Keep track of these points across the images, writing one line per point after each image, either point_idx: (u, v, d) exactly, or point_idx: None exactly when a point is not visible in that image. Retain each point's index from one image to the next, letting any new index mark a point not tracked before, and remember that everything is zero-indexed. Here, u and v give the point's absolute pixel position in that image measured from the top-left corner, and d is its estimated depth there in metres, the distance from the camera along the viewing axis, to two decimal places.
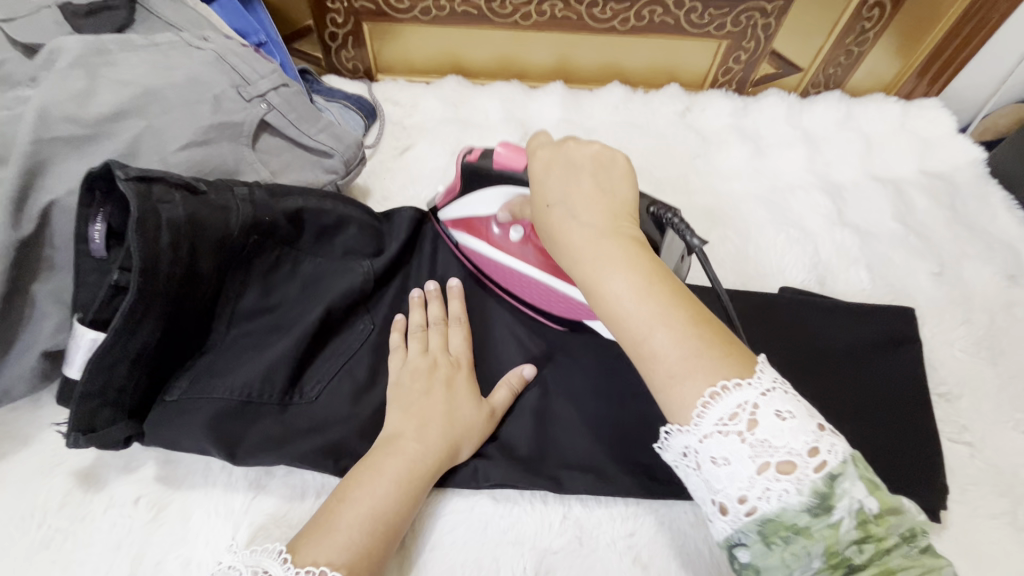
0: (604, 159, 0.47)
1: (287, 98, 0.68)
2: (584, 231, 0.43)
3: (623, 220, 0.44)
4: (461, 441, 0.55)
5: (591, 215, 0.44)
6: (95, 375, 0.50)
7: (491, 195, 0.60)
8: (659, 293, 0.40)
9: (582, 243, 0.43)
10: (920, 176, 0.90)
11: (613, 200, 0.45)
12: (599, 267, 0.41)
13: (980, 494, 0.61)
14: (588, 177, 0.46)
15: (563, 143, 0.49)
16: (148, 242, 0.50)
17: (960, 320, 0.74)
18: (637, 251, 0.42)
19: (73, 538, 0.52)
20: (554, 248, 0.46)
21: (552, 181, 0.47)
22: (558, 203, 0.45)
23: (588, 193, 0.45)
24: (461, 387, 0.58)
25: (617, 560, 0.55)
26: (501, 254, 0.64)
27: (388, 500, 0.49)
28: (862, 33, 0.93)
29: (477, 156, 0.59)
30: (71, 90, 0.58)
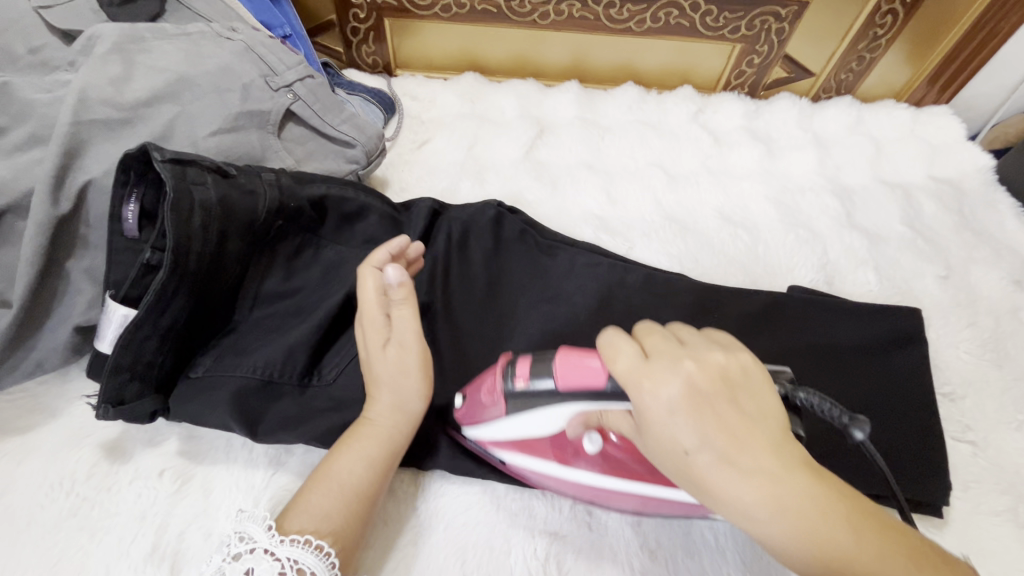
0: (724, 367, 0.38)
1: (312, 89, 0.70)
2: (777, 522, 0.34)
3: (784, 448, 0.36)
4: (397, 398, 0.53)
5: (749, 455, 0.35)
6: (126, 349, 0.52)
7: (546, 417, 0.50)
8: (860, 535, 0.34)
9: (780, 534, 0.34)
10: (930, 181, 0.92)
11: (764, 422, 0.37)
12: (785, 534, 0.34)
13: (982, 491, 0.63)
14: (730, 407, 0.36)
15: (669, 355, 0.38)
16: (181, 222, 0.52)
17: (966, 323, 0.75)
18: (818, 490, 0.35)
19: (99, 507, 0.54)
20: (700, 499, 0.37)
21: (687, 427, 0.36)
22: (701, 451, 0.36)
23: (738, 433, 0.36)
24: (374, 341, 0.54)
25: (625, 544, 0.57)
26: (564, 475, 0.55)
27: (354, 472, 0.50)
28: (874, 40, 0.95)
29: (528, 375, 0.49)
30: (108, 75, 0.60)
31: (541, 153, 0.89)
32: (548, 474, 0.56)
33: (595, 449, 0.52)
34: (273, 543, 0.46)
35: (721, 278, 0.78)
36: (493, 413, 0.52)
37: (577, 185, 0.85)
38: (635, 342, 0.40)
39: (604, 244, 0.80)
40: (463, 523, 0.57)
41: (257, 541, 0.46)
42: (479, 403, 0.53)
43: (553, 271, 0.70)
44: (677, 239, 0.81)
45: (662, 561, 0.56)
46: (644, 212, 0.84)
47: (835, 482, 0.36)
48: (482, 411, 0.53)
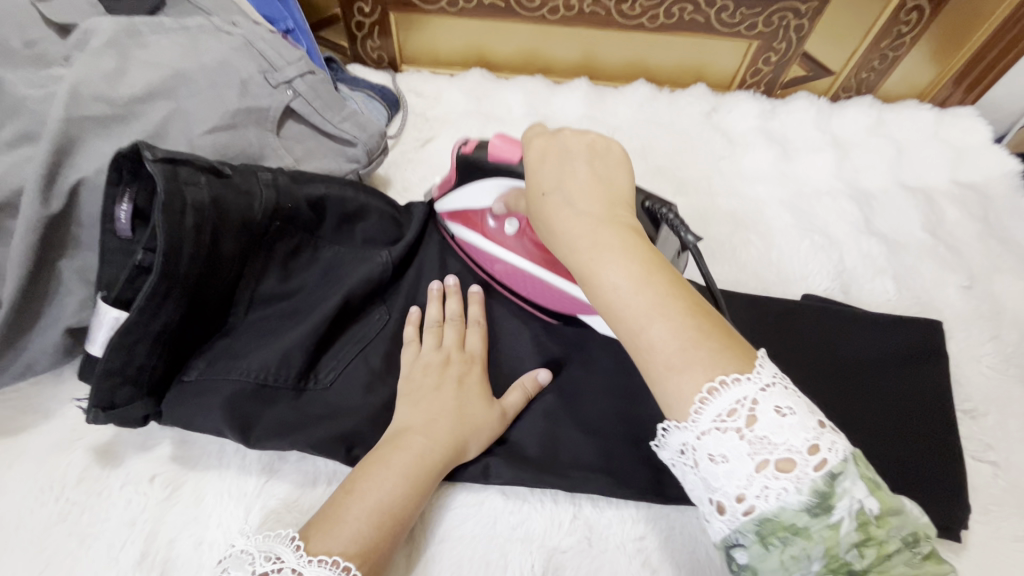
0: (598, 144, 0.47)
1: (312, 85, 0.68)
2: (583, 217, 0.42)
3: (619, 211, 0.43)
4: (470, 439, 0.54)
5: (589, 203, 0.43)
6: (117, 353, 0.51)
7: (483, 186, 0.60)
8: (657, 286, 0.39)
9: (582, 229, 0.42)
10: (952, 186, 0.88)
11: (611, 190, 0.44)
12: (596, 256, 0.40)
13: (1003, 514, 0.60)
14: (584, 163, 0.45)
15: (558, 133, 0.48)
16: (173, 223, 0.51)
17: (989, 336, 0.72)
18: (633, 241, 0.41)
19: (88, 512, 0.53)
20: (548, 243, 0.45)
21: (551, 171, 0.45)
22: (554, 189, 0.44)
23: (584, 182, 0.44)
24: (479, 387, 0.57)
25: (626, 562, 0.55)
26: (495, 246, 0.64)
27: (394, 493, 0.48)
28: (898, 38, 0.91)
29: (472, 146, 0.58)
30: (102, 70, 0.58)
31: None
32: (484, 249, 0.65)
33: (514, 232, 0.62)
34: (301, 562, 0.43)
35: (731, 285, 0.76)
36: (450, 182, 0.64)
37: None
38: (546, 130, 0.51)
39: None
40: (459, 537, 0.55)
41: (284, 560, 0.43)
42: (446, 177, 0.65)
43: None
44: None
45: None
46: None
47: (656, 250, 0.41)
48: (449, 185, 0.63)
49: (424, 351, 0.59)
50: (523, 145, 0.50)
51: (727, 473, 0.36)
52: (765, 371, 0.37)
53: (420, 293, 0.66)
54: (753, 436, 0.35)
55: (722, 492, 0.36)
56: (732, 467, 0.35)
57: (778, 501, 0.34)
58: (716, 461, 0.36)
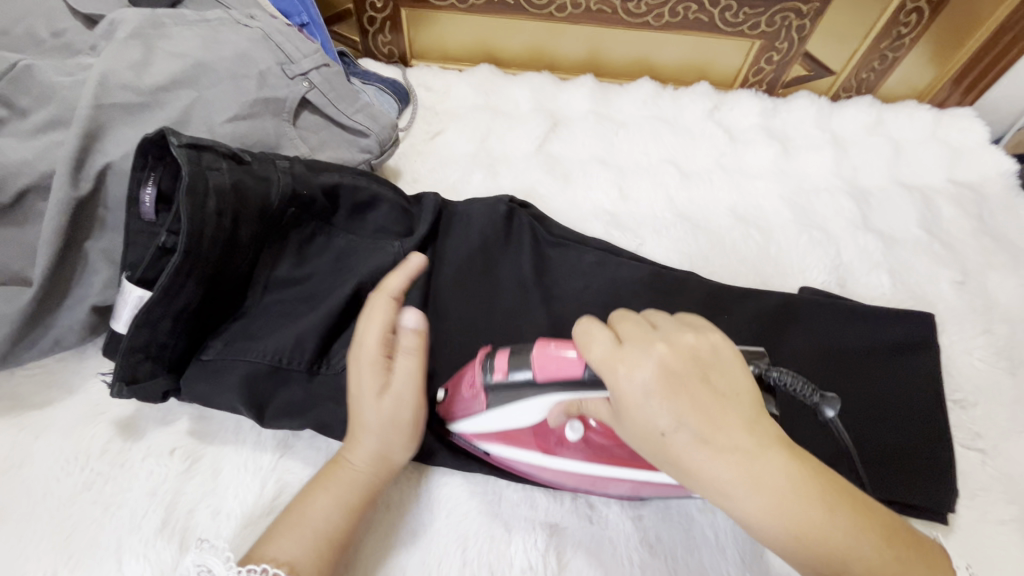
0: (693, 348, 0.42)
1: (328, 78, 0.71)
2: (742, 467, 0.39)
3: (753, 424, 0.40)
4: (388, 443, 0.53)
5: (733, 436, 0.39)
6: (140, 330, 0.53)
7: (536, 403, 0.51)
8: (826, 510, 0.39)
9: (748, 484, 0.39)
10: (949, 184, 0.90)
11: (735, 403, 0.41)
12: (754, 515, 0.39)
13: (990, 499, 0.62)
14: (700, 386, 0.40)
15: (645, 341, 0.42)
16: (196, 206, 0.53)
17: (980, 330, 0.74)
18: (784, 463, 0.39)
19: (112, 482, 0.55)
20: (676, 477, 0.41)
21: (663, 406, 0.40)
22: (673, 428, 0.40)
23: (707, 412, 0.40)
24: (367, 385, 0.53)
25: (625, 538, 0.57)
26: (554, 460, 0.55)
27: (328, 515, 0.51)
28: (898, 39, 0.93)
29: (506, 371, 0.51)
30: (128, 60, 0.61)
31: (554, 147, 0.89)
32: (538, 466, 0.56)
33: (577, 437, 0.53)
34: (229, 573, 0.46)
35: (731, 278, 0.78)
36: (475, 408, 0.54)
37: (589, 180, 0.85)
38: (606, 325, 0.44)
39: (614, 239, 0.80)
40: (464, 512, 0.58)
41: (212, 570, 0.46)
42: (466, 405, 0.55)
43: (561, 267, 0.71)
44: (687, 237, 0.80)
45: (661, 556, 0.56)
46: (655, 209, 0.83)
47: (806, 459, 0.40)
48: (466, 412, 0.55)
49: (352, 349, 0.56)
50: (577, 340, 0.45)
51: None
52: None
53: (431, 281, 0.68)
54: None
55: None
56: None
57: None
58: None
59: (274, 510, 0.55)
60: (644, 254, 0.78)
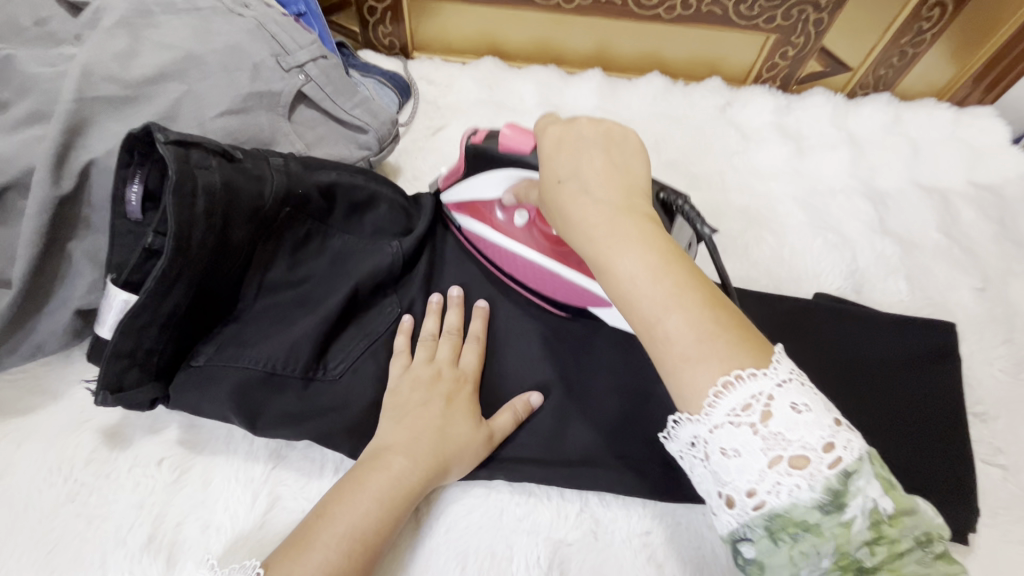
0: (613, 131, 0.46)
1: (325, 70, 0.68)
2: (597, 205, 0.41)
3: (634, 197, 0.42)
4: (451, 459, 0.52)
5: (605, 191, 0.42)
6: (125, 336, 0.51)
7: (494, 178, 0.58)
8: (675, 271, 0.38)
9: (595, 216, 0.41)
10: (968, 187, 0.87)
11: (627, 179, 0.44)
12: (611, 245, 0.39)
13: (1011, 518, 0.59)
14: (599, 151, 0.44)
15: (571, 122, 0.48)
16: (184, 207, 0.50)
17: (1001, 340, 0.71)
18: (646, 227, 0.40)
19: (97, 493, 0.53)
20: (563, 231, 0.44)
21: (576, 159, 0.44)
22: (569, 177, 0.44)
23: (601, 170, 0.43)
24: (463, 409, 0.55)
25: (632, 557, 0.55)
26: (504, 238, 0.63)
27: (367, 516, 0.48)
28: (919, 34, 0.89)
29: (481, 136, 0.57)
30: (114, 50, 0.58)
31: None
32: (489, 240, 0.64)
33: (523, 224, 0.62)
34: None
35: (742, 282, 0.75)
36: (460, 175, 0.63)
37: None
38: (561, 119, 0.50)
39: None
40: (465, 528, 0.55)
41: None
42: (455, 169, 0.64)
43: None
44: None
45: None
46: None
47: (670, 240, 0.40)
48: (453, 178, 0.64)
49: (415, 363, 0.58)
50: (536, 136, 0.50)
51: (738, 468, 0.35)
52: (781, 368, 0.35)
53: (432, 285, 0.66)
54: (767, 431, 0.34)
55: (733, 486, 0.35)
56: (744, 462, 0.34)
57: (787, 495, 0.33)
58: (727, 456, 0.35)
59: (267, 525, 0.53)
60: None
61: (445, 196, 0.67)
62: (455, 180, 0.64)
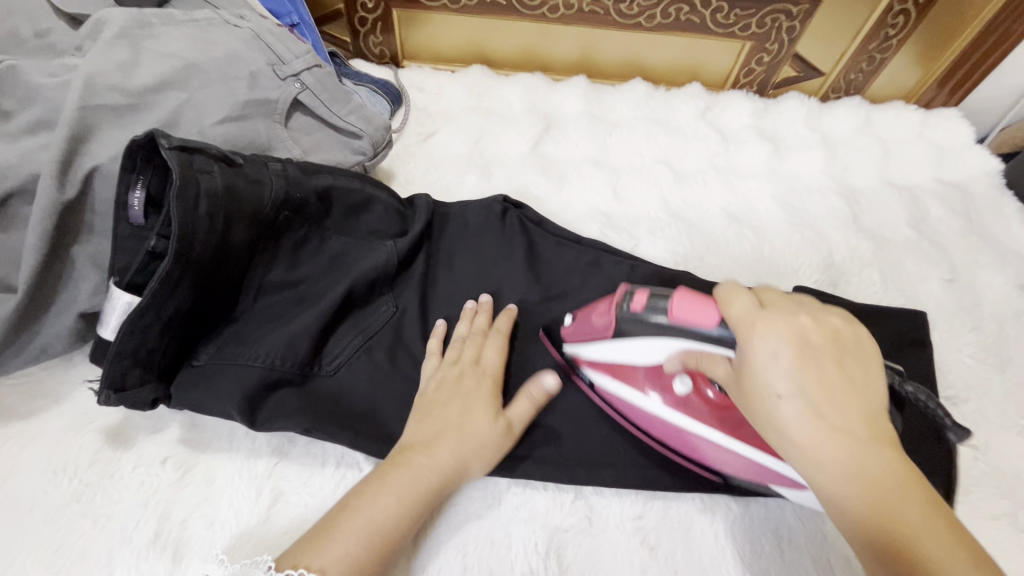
0: (841, 331, 0.42)
1: (320, 79, 0.70)
2: (815, 427, 0.40)
3: (876, 422, 0.40)
4: (471, 454, 0.54)
5: (840, 413, 0.39)
6: (128, 336, 0.52)
7: (655, 344, 0.52)
8: (924, 523, 0.37)
9: (812, 443, 0.40)
10: (937, 184, 0.91)
11: (864, 397, 0.40)
12: (841, 486, 0.39)
13: (982, 495, 0.63)
14: (832, 367, 0.40)
15: (784, 309, 0.43)
16: (188, 210, 0.52)
17: (969, 327, 0.75)
18: (881, 463, 0.39)
19: (102, 493, 0.54)
20: (777, 444, 0.42)
21: (788, 373, 0.40)
22: (792, 396, 0.40)
23: (834, 393, 0.40)
24: (488, 403, 0.57)
25: (625, 541, 0.57)
26: (659, 407, 0.57)
27: (387, 512, 0.49)
28: (885, 41, 0.94)
29: (642, 305, 0.52)
30: (116, 61, 0.59)
31: (548, 148, 0.89)
32: (639, 406, 0.58)
33: (684, 392, 0.55)
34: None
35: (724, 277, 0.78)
36: (601, 334, 0.57)
37: (583, 180, 0.85)
38: (751, 297, 0.44)
39: (609, 240, 0.80)
40: (464, 518, 0.57)
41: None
42: (592, 327, 0.58)
43: (555, 267, 0.71)
44: (682, 239, 0.80)
45: (661, 557, 0.56)
46: (650, 210, 0.84)
47: (909, 473, 0.39)
48: (583, 330, 0.60)
49: (443, 363, 0.60)
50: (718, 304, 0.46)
51: None
52: None
53: (426, 284, 0.68)
54: None
55: None
56: None
57: None
58: None
59: (270, 520, 0.54)
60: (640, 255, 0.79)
61: (574, 351, 0.61)
62: (586, 338, 0.59)
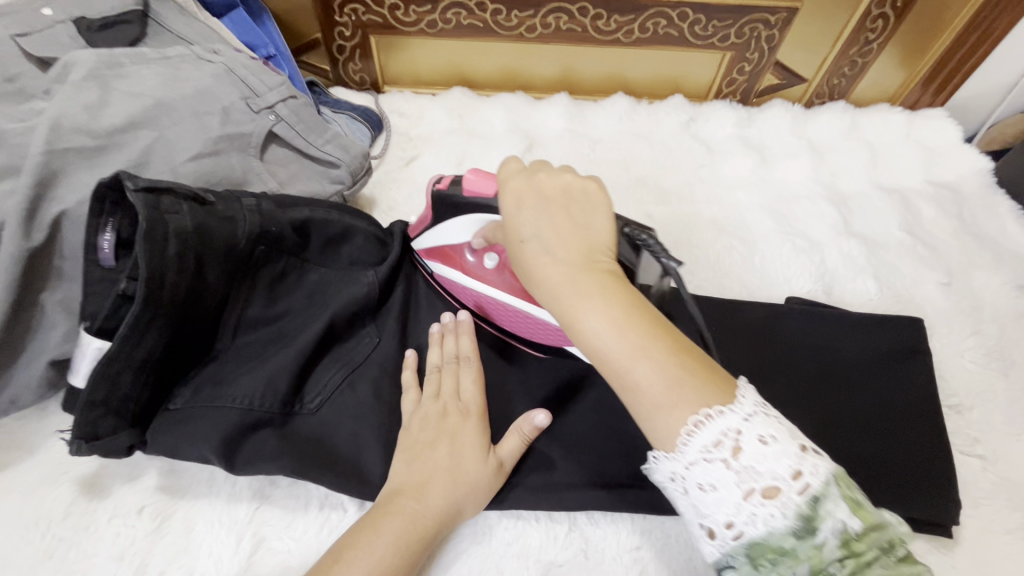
0: (573, 184, 0.46)
1: (295, 109, 0.69)
2: (558, 264, 0.42)
3: (596, 255, 0.43)
4: (464, 500, 0.53)
5: (566, 249, 0.43)
6: (98, 384, 0.51)
7: (460, 223, 0.58)
8: (636, 333, 0.39)
9: (555, 277, 0.42)
10: (927, 185, 0.90)
11: (587, 234, 0.44)
12: (571, 304, 0.41)
13: (993, 508, 0.60)
14: (558, 208, 0.45)
15: (528, 174, 0.47)
16: (155, 252, 0.50)
17: (970, 331, 0.73)
18: (603, 282, 0.41)
19: (76, 547, 0.52)
20: (528, 287, 0.44)
21: (529, 221, 0.44)
22: (532, 236, 0.44)
23: (561, 230, 0.44)
24: (473, 443, 0.55)
25: (623, 573, 0.55)
26: (477, 283, 0.62)
27: (384, 562, 0.48)
28: (866, 45, 0.93)
29: (447, 183, 0.58)
30: (83, 102, 0.59)
31: None
32: (461, 284, 0.64)
33: (494, 266, 0.61)
34: None
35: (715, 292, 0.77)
36: (425, 219, 0.63)
37: None
38: (522, 163, 0.49)
39: None
40: (455, 557, 0.55)
41: None
42: (421, 217, 0.63)
43: None
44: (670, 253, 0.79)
45: None
46: None
47: (629, 296, 0.41)
48: (424, 220, 0.63)
49: (424, 399, 0.58)
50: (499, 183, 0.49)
51: None
52: None
53: (408, 312, 0.66)
54: None
55: None
56: None
57: None
58: None
59: (252, 568, 0.52)
60: None
61: (414, 241, 0.66)
62: (422, 228, 0.64)
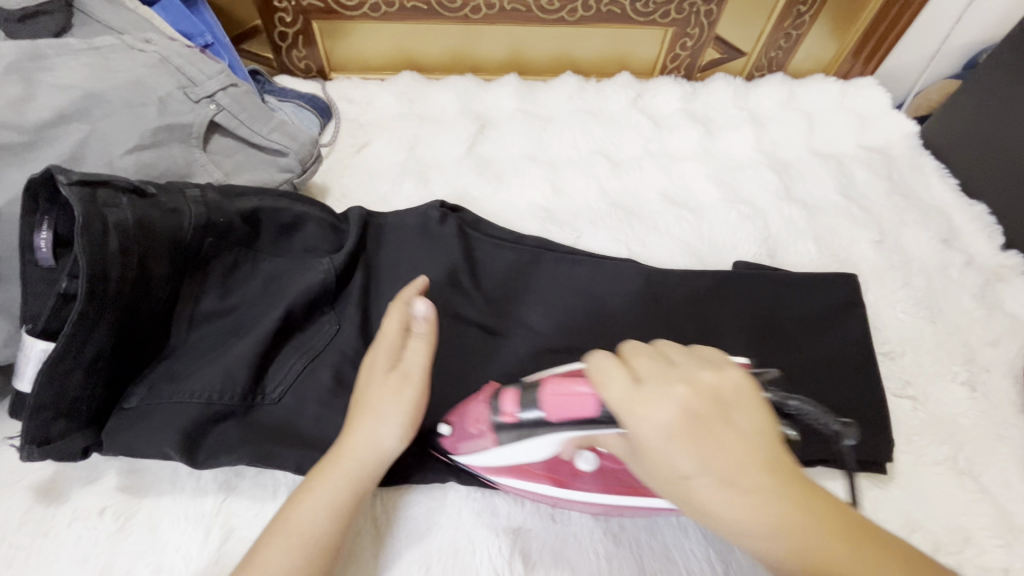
0: (713, 383, 0.38)
1: (236, 98, 0.68)
2: (734, 505, 0.34)
3: (783, 468, 0.36)
4: (374, 426, 0.50)
5: (750, 480, 0.35)
6: (46, 387, 0.49)
7: (551, 442, 0.49)
8: (872, 558, 0.34)
9: (746, 521, 0.34)
10: (860, 150, 0.95)
11: (757, 455, 0.36)
12: (767, 548, 0.34)
13: (923, 442, 0.66)
14: (716, 428, 0.36)
15: (660, 381, 0.38)
16: (96, 249, 0.49)
17: (900, 284, 0.78)
18: (800, 504, 0.35)
19: (36, 555, 0.52)
20: (688, 513, 0.37)
21: (687, 453, 0.35)
22: (696, 473, 0.35)
23: (727, 451, 0.35)
24: (374, 365, 0.52)
25: (588, 531, 0.57)
26: (565, 489, 0.54)
27: (306, 513, 0.48)
28: (798, 17, 0.97)
29: (515, 414, 0.49)
30: (6, 97, 0.57)
31: (484, 149, 0.89)
32: (538, 490, 0.56)
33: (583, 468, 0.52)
34: None
35: (668, 261, 0.80)
36: (484, 445, 0.52)
37: (521, 178, 0.85)
38: (620, 365, 0.40)
39: (552, 235, 0.80)
40: (427, 530, 0.57)
41: None
42: (470, 435, 0.53)
43: (496, 274, 0.70)
44: (622, 227, 0.82)
45: (625, 543, 0.56)
46: (589, 200, 0.85)
47: (827, 500, 0.35)
48: (475, 445, 0.53)
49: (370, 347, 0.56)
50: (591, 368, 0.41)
51: None
52: None
53: (369, 297, 0.66)
54: None
55: None
56: None
57: None
58: None
59: (222, 558, 0.52)
60: (583, 247, 0.79)
61: (456, 455, 0.56)
62: (483, 442, 0.52)
